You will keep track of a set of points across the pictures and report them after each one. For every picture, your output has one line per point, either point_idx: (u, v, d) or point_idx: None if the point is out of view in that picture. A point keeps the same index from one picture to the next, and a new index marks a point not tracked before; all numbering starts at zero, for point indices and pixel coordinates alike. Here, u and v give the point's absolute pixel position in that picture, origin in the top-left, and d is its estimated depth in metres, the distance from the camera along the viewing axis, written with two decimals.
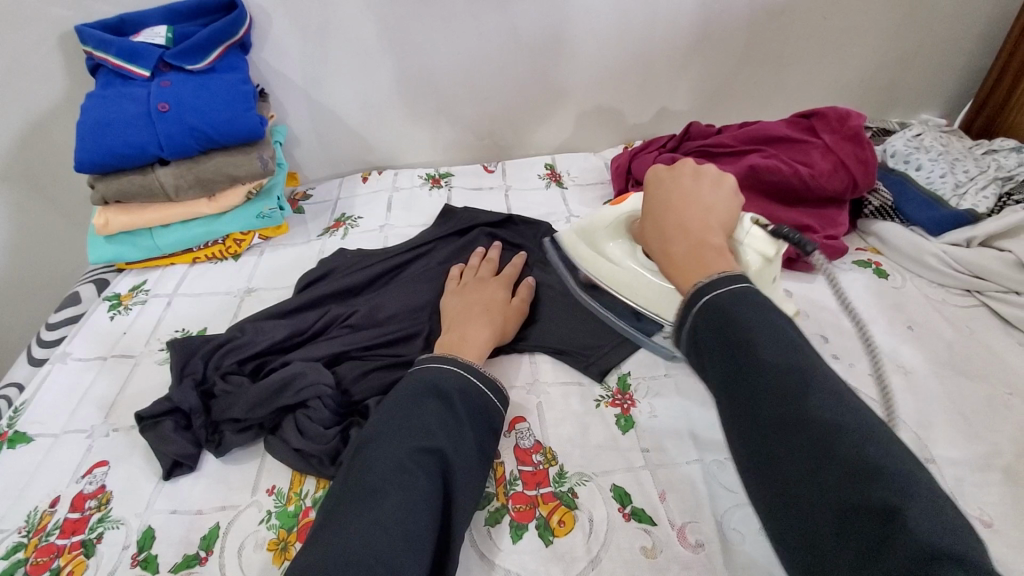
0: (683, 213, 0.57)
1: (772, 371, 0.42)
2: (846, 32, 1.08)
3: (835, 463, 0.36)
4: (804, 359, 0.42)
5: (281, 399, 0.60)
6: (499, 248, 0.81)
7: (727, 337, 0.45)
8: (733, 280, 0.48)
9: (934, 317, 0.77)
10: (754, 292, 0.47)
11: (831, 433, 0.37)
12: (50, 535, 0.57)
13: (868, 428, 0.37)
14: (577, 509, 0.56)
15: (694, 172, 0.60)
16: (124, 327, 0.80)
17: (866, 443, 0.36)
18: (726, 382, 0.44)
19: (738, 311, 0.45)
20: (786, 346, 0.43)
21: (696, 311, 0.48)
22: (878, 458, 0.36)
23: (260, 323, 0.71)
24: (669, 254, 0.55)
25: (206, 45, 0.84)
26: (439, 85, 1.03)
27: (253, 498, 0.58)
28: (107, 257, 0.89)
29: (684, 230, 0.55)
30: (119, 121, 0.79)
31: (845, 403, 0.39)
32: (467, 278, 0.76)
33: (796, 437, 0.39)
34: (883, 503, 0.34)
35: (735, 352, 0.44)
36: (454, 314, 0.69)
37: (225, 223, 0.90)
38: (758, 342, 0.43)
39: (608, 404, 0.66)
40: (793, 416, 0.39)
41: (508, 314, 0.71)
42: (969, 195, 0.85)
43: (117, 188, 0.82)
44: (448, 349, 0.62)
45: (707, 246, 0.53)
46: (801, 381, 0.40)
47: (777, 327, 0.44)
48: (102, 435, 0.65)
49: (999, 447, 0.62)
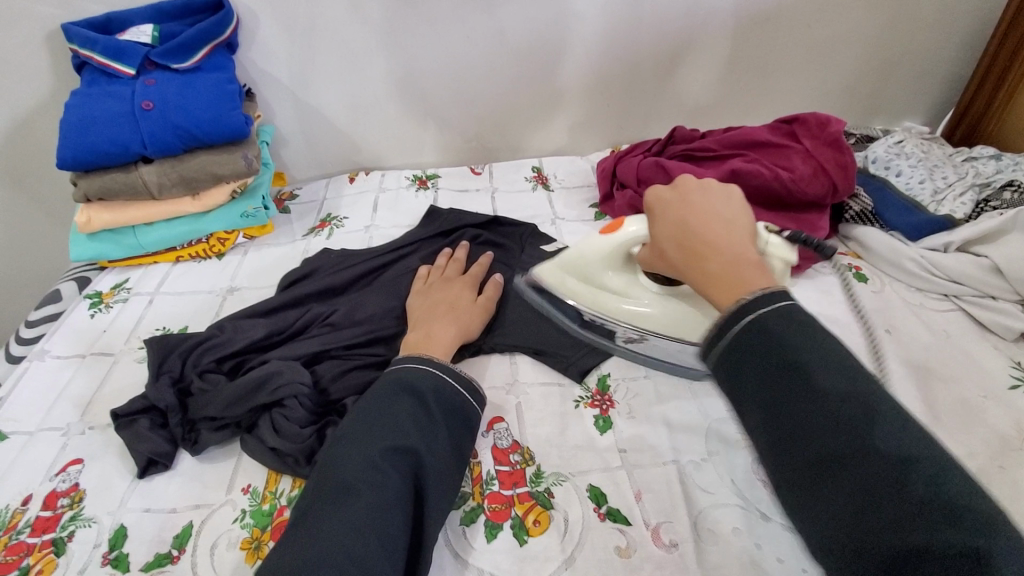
0: (703, 228, 0.54)
1: (829, 399, 0.40)
2: (830, 39, 1.09)
3: (902, 500, 0.34)
4: (859, 385, 0.40)
5: (257, 397, 0.60)
6: (466, 248, 0.82)
7: (770, 360, 0.43)
8: (774, 296, 0.46)
9: (911, 321, 0.78)
10: (795, 310, 0.45)
11: (895, 467, 0.35)
12: (20, 534, 0.56)
13: (936, 461, 0.35)
14: (553, 509, 0.57)
15: (702, 186, 0.58)
16: (104, 325, 0.80)
17: (939, 478, 0.34)
18: (773, 407, 0.42)
19: (783, 332, 0.44)
20: (842, 372, 0.41)
21: (732, 329, 0.46)
22: (950, 493, 0.34)
23: (239, 322, 0.70)
24: (703, 275, 0.52)
25: (192, 44, 0.85)
26: (426, 86, 1.03)
27: (228, 496, 0.57)
28: (88, 254, 0.88)
29: (712, 244, 0.52)
30: (102, 119, 0.79)
31: (909, 433, 0.37)
32: (433, 278, 0.76)
33: (854, 471, 0.37)
34: (962, 545, 0.32)
35: (785, 376, 0.42)
36: (421, 314, 0.70)
37: (209, 222, 0.90)
38: (811, 367, 0.41)
39: (586, 405, 0.66)
40: (855, 448, 0.37)
41: (474, 313, 0.71)
42: (947, 202, 0.87)
43: (100, 185, 0.82)
44: (414, 348, 0.63)
45: (741, 260, 0.50)
46: (864, 410, 0.38)
47: (828, 348, 0.42)
48: (78, 434, 0.65)
49: (972, 449, 0.63)
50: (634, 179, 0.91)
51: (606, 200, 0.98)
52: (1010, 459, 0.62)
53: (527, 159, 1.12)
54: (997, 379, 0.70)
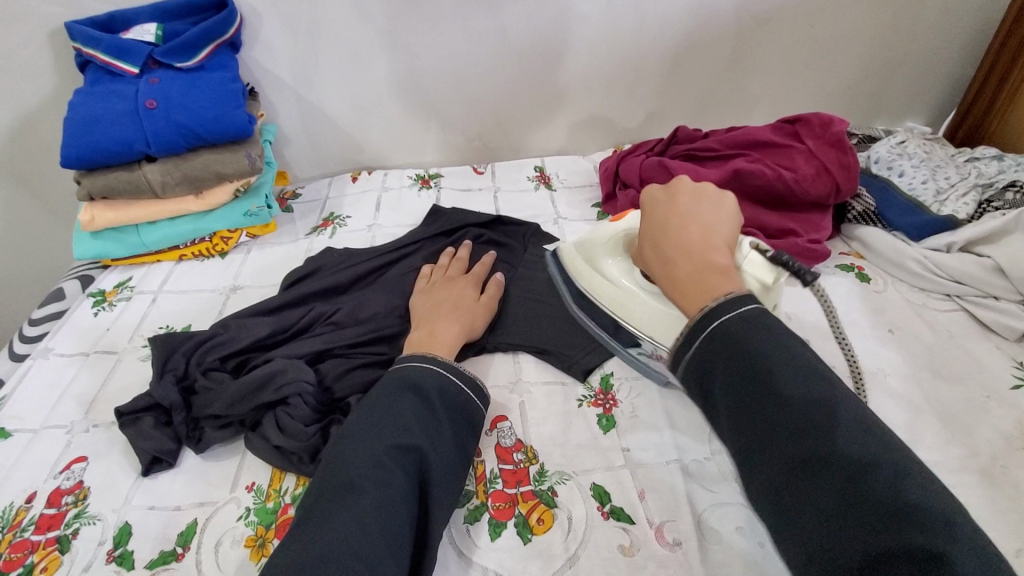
0: (683, 231, 0.54)
1: (793, 405, 0.40)
2: (832, 39, 1.09)
3: (866, 504, 0.35)
4: (825, 390, 0.40)
5: (262, 396, 0.60)
6: (469, 246, 0.82)
7: (737, 366, 0.43)
8: (736, 304, 0.46)
9: (914, 320, 0.78)
10: (763, 315, 0.46)
11: (860, 471, 0.36)
12: (24, 531, 0.56)
13: (898, 464, 0.36)
14: (557, 507, 0.57)
15: (693, 192, 0.58)
16: (107, 323, 0.80)
17: (899, 481, 0.35)
18: (740, 413, 0.43)
19: (753, 337, 0.44)
20: (807, 376, 0.41)
21: (702, 337, 0.46)
22: (910, 496, 0.35)
23: (243, 321, 0.71)
24: (672, 277, 0.53)
25: (196, 43, 0.85)
26: (429, 85, 1.03)
27: (232, 494, 0.57)
28: (91, 253, 0.88)
29: (686, 249, 0.53)
30: (106, 117, 0.79)
31: (873, 437, 0.38)
32: (436, 277, 0.76)
33: (821, 476, 0.37)
34: (922, 548, 0.33)
35: (753, 383, 0.42)
36: (424, 312, 0.70)
37: (212, 220, 0.90)
38: (776, 373, 0.42)
39: (590, 404, 0.66)
40: (823, 453, 0.38)
41: (477, 311, 0.71)
42: (949, 202, 0.87)
43: (104, 184, 0.82)
44: (418, 346, 0.63)
45: (712, 266, 0.50)
46: (828, 415, 0.39)
47: (795, 353, 0.43)
48: (82, 431, 0.65)
49: (976, 449, 0.63)
50: (637, 179, 0.92)
51: (608, 199, 0.98)
52: (1013, 459, 0.62)
53: (529, 159, 1.12)
54: (999, 379, 0.70)
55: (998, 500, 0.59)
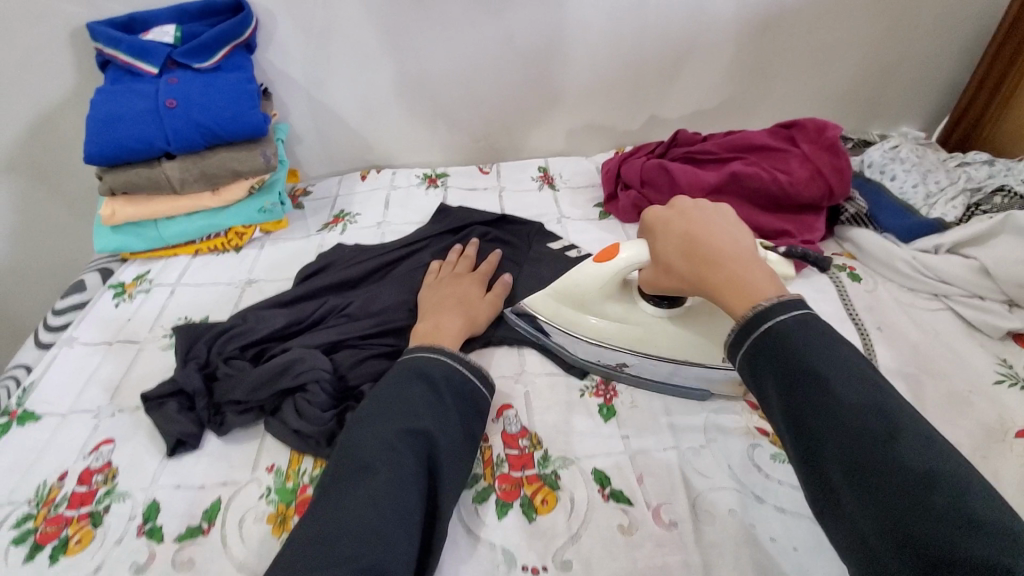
0: (712, 241, 0.54)
1: (850, 412, 0.40)
2: (828, 47, 1.12)
3: (929, 515, 0.35)
4: (879, 397, 0.40)
5: (281, 382, 0.64)
6: (476, 245, 0.85)
7: (787, 372, 0.43)
8: (787, 307, 0.46)
9: (903, 319, 0.81)
10: (812, 318, 0.46)
11: (920, 484, 0.36)
12: (57, 507, 0.59)
13: (961, 475, 0.36)
14: (560, 489, 0.60)
15: (700, 205, 0.59)
16: (128, 314, 0.83)
17: (960, 493, 0.35)
18: (796, 418, 0.42)
19: (801, 345, 0.44)
20: (862, 384, 0.41)
21: (749, 338, 0.46)
22: (971, 508, 0.34)
23: (261, 313, 0.74)
24: (717, 288, 0.51)
25: (212, 44, 0.88)
26: (437, 87, 1.06)
27: (253, 474, 0.61)
28: (111, 246, 0.91)
29: (724, 257, 0.52)
30: (128, 116, 0.83)
31: (933, 447, 0.38)
32: (444, 273, 0.80)
33: (881, 485, 0.37)
34: (986, 559, 0.32)
35: (803, 388, 0.42)
36: (431, 307, 0.73)
37: (228, 216, 0.93)
38: (830, 380, 0.41)
39: (591, 394, 0.70)
40: (878, 460, 0.38)
41: (481, 306, 0.74)
42: (938, 205, 0.90)
43: (125, 180, 0.85)
44: (423, 338, 0.66)
45: (754, 271, 0.50)
46: (886, 423, 0.39)
47: (848, 361, 0.43)
48: (108, 415, 0.68)
49: (956, 439, 0.67)
50: (637, 180, 0.95)
51: (610, 200, 1.01)
52: (993, 450, 0.66)
53: (533, 160, 1.15)
54: (982, 375, 0.73)
55: None
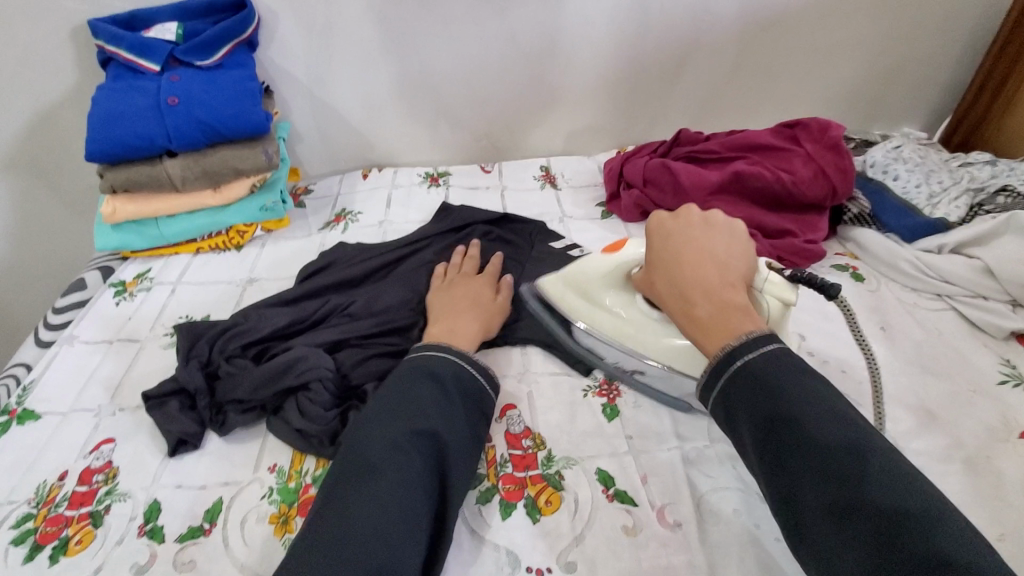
0: (697, 268, 0.54)
1: (823, 451, 0.41)
2: (831, 46, 1.12)
3: (900, 556, 0.36)
4: (852, 434, 0.42)
5: (284, 380, 0.63)
6: (480, 245, 0.84)
7: (762, 409, 0.45)
8: (760, 343, 0.48)
9: (906, 319, 0.81)
10: (785, 354, 0.47)
11: (892, 524, 0.37)
12: (57, 507, 0.59)
13: (932, 513, 0.37)
14: (564, 489, 0.60)
15: (702, 220, 0.59)
16: (129, 313, 0.83)
17: (931, 533, 0.36)
18: (772, 458, 0.43)
19: (776, 380, 0.45)
20: (837, 422, 0.42)
21: (725, 374, 0.48)
22: (943, 548, 0.35)
23: (263, 311, 0.73)
24: (690, 321, 0.53)
25: (215, 42, 0.88)
26: (439, 86, 1.06)
27: (255, 474, 0.60)
28: (112, 244, 0.91)
29: (704, 287, 0.53)
30: (130, 113, 0.82)
31: (906, 486, 0.39)
32: (451, 275, 0.78)
33: (854, 526, 0.38)
34: None
35: (779, 425, 0.44)
36: (444, 310, 0.72)
37: (229, 214, 0.93)
38: (804, 419, 0.43)
39: (595, 394, 0.69)
40: (852, 499, 0.39)
41: (493, 311, 0.73)
42: (941, 205, 0.90)
43: (126, 178, 0.85)
44: (440, 340, 0.65)
45: (732, 307, 0.51)
46: (858, 462, 0.40)
47: (822, 397, 0.44)
48: (109, 414, 0.68)
49: (961, 440, 0.66)
50: (640, 179, 0.95)
51: (612, 199, 1.01)
52: (998, 450, 0.65)
53: (535, 159, 1.15)
54: (985, 375, 0.73)
55: (983, 489, 0.62)
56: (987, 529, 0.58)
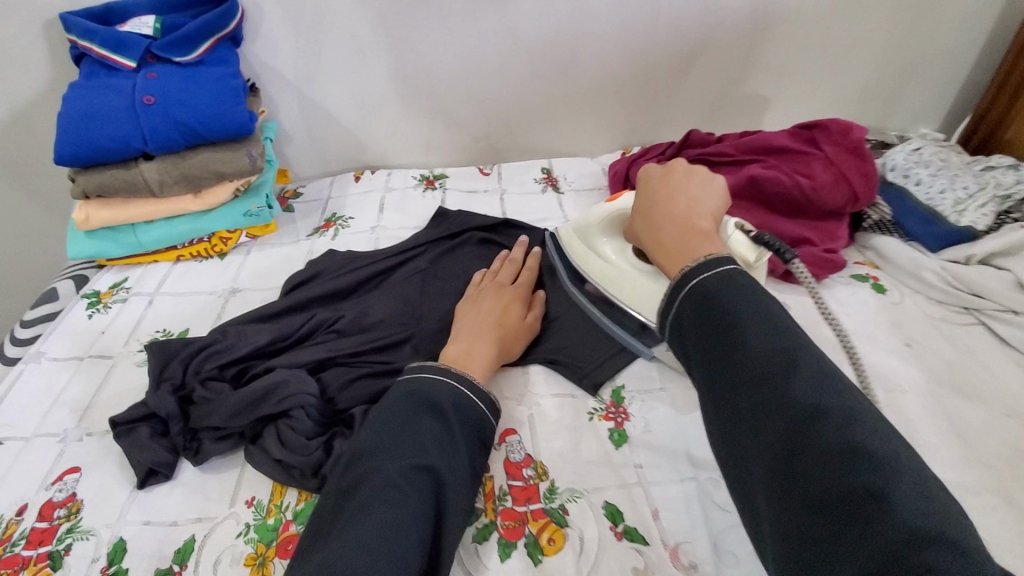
0: (669, 205, 0.60)
1: (756, 357, 0.42)
2: (847, 42, 1.07)
3: (820, 447, 0.36)
4: (787, 342, 0.42)
5: (263, 408, 0.58)
6: (525, 250, 0.80)
7: (705, 322, 0.47)
8: (714, 265, 0.50)
9: (931, 334, 0.76)
10: (737, 274, 0.49)
11: (812, 419, 0.38)
12: (14, 546, 0.54)
13: (852, 409, 0.38)
14: (568, 526, 0.55)
15: (685, 170, 0.64)
16: (102, 326, 0.77)
17: (850, 427, 0.36)
18: (708, 368, 0.45)
19: (719, 293, 0.47)
20: (774, 331, 0.43)
21: (679, 293, 0.50)
22: (858, 440, 0.36)
23: (243, 328, 0.68)
24: (658, 249, 0.58)
25: (195, 37, 0.82)
26: (435, 83, 1.00)
27: (231, 509, 0.55)
28: (87, 253, 0.86)
29: (671, 219, 0.58)
30: (102, 114, 0.77)
31: (830, 385, 0.39)
32: (486, 283, 0.74)
33: (778, 422, 0.39)
34: (865, 488, 0.34)
35: (718, 336, 0.45)
36: (466, 325, 0.67)
37: (210, 220, 0.87)
38: (742, 330, 0.44)
39: (601, 417, 0.64)
40: (777, 399, 0.40)
41: (518, 331, 0.69)
42: (969, 212, 0.84)
43: (99, 182, 0.80)
44: (454, 362, 0.61)
45: (696, 232, 0.55)
46: (788, 365, 0.41)
47: (763, 309, 0.45)
48: (75, 440, 0.63)
49: (995, 468, 0.61)
50: None
51: None
52: None
53: (536, 160, 1.09)
54: (1018, 397, 0.68)
55: (1021, 525, 0.57)
56: None
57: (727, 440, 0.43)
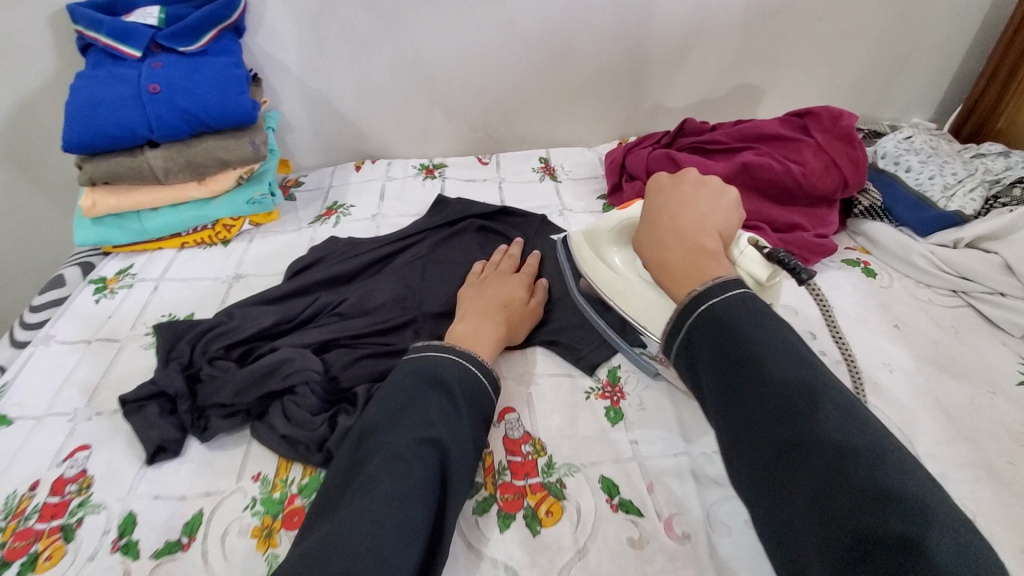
0: (678, 221, 0.59)
1: (779, 391, 0.42)
2: (840, 33, 1.08)
3: (852, 490, 0.36)
4: (810, 375, 0.42)
5: (269, 383, 0.60)
6: (521, 243, 0.82)
7: (724, 351, 0.46)
8: (726, 288, 0.49)
9: (921, 317, 0.78)
10: (752, 299, 0.49)
11: (842, 460, 0.37)
12: (28, 519, 0.55)
13: (880, 450, 0.37)
14: (565, 499, 0.56)
15: (697, 182, 0.63)
16: (109, 311, 0.79)
17: (881, 470, 0.36)
18: (728, 402, 0.45)
19: (739, 323, 0.47)
20: (795, 364, 0.43)
21: (696, 318, 0.49)
22: (889, 484, 0.35)
23: (248, 310, 0.70)
24: (665, 268, 0.57)
25: (199, 27, 0.83)
26: (435, 74, 1.02)
27: (238, 483, 0.57)
28: (92, 239, 0.87)
29: (680, 237, 0.57)
30: (109, 102, 0.78)
31: (857, 424, 0.39)
32: (489, 271, 0.76)
33: (807, 462, 0.39)
34: (901, 535, 0.33)
35: (738, 368, 0.45)
36: (471, 307, 0.69)
37: (214, 208, 0.89)
38: (765, 362, 0.44)
39: (597, 396, 0.66)
40: (804, 437, 0.39)
41: (522, 316, 0.70)
42: (957, 197, 0.86)
43: (106, 169, 0.81)
44: (459, 340, 0.63)
45: (704, 250, 0.55)
46: (812, 400, 0.41)
47: (783, 340, 0.45)
48: (85, 419, 0.64)
49: (981, 443, 0.63)
50: (643, 171, 0.91)
51: (613, 191, 0.97)
52: (1020, 456, 0.62)
53: (534, 150, 1.11)
54: (1005, 376, 0.70)
55: (1006, 496, 0.59)
56: (1011, 540, 0.55)
57: (749, 478, 0.42)
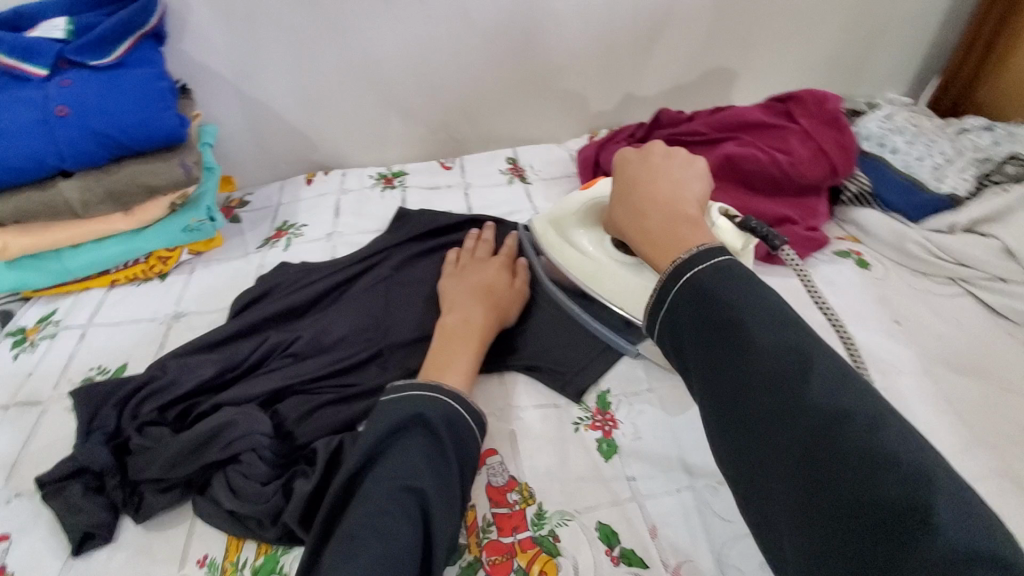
0: (652, 191, 0.55)
1: (765, 357, 0.39)
2: (813, 9, 1.03)
3: (847, 457, 0.34)
4: (797, 338, 0.39)
5: (207, 455, 0.52)
6: (494, 228, 0.76)
7: (706, 319, 0.43)
8: (712, 254, 0.46)
9: (921, 309, 0.73)
10: (735, 265, 0.45)
11: (835, 425, 0.35)
12: None
13: (876, 413, 0.35)
14: (560, 556, 0.50)
15: (665, 153, 0.59)
16: (29, 367, 0.70)
17: (875, 433, 0.34)
18: (712, 372, 0.41)
19: (719, 289, 0.43)
20: (781, 327, 0.40)
21: (676, 288, 0.45)
22: (885, 446, 0.33)
23: (184, 359, 0.61)
24: (644, 240, 0.53)
25: (110, 36, 0.72)
26: (386, 74, 0.93)
27: (181, 572, 0.49)
28: (8, 285, 0.77)
29: (658, 206, 0.53)
30: (11, 130, 0.68)
31: (848, 387, 0.36)
32: (465, 260, 0.71)
33: (799, 429, 0.36)
34: (900, 500, 0.31)
35: (722, 338, 0.42)
36: (455, 298, 0.65)
37: (145, 239, 0.79)
38: (751, 328, 0.41)
39: (588, 428, 0.59)
40: (794, 403, 0.37)
41: (509, 298, 0.66)
42: (949, 177, 0.83)
43: (14, 207, 0.71)
44: (450, 333, 0.60)
45: (683, 221, 0.51)
46: (801, 365, 0.38)
47: (767, 304, 0.42)
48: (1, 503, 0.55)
49: (998, 448, 0.59)
50: None
51: None
52: None
53: (500, 150, 1.03)
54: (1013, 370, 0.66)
55: None
56: None
57: (736, 453, 0.39)
